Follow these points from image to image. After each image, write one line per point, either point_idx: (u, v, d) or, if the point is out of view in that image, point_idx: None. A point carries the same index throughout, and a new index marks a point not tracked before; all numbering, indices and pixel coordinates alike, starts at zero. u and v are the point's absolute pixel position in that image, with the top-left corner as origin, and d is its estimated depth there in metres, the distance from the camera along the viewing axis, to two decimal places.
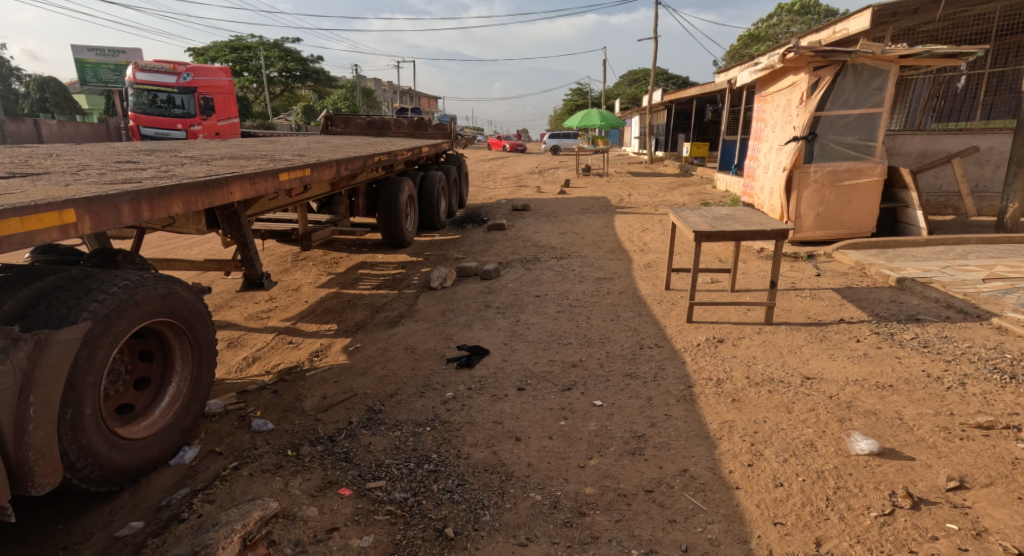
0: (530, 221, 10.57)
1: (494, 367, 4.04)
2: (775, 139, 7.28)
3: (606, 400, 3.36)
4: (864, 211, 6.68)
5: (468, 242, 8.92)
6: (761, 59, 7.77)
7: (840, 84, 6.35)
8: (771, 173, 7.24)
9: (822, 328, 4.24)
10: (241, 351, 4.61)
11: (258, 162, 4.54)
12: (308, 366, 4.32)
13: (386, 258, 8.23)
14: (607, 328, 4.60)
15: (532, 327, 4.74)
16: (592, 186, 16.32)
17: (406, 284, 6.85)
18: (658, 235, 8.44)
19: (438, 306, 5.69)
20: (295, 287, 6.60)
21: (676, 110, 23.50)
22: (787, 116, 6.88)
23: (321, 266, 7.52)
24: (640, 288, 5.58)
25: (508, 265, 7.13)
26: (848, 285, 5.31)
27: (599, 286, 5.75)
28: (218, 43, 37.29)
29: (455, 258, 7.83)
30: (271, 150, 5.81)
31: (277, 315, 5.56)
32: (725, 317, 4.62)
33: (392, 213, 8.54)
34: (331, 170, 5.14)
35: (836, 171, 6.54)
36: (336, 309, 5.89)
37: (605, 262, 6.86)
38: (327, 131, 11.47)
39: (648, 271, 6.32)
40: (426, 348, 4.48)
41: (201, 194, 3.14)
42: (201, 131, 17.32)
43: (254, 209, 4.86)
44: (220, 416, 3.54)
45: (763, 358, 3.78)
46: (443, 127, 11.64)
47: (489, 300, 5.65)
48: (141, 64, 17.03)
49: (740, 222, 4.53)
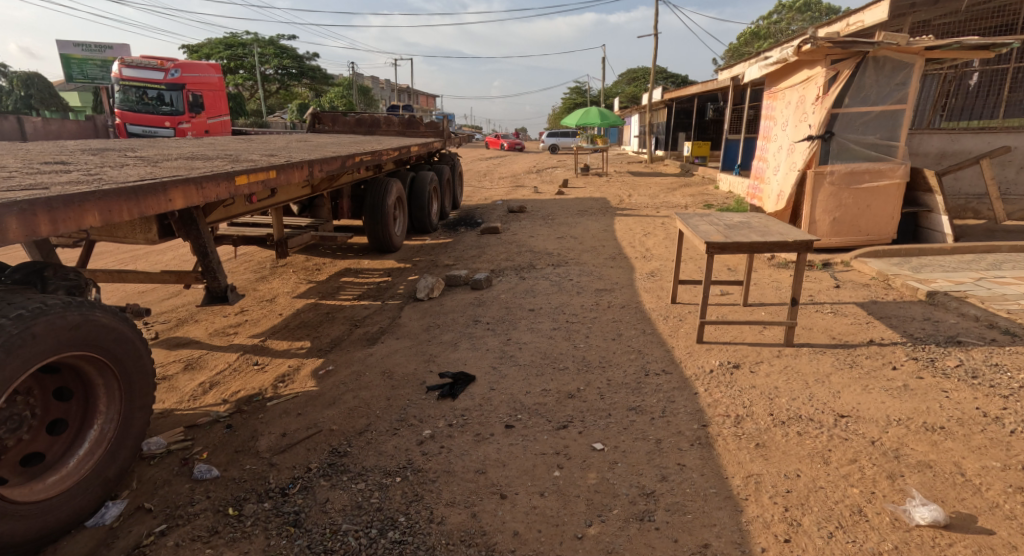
0: (526, 224, 10.09)
1: (481, 397, 3.55)
2: (786, 138, 6.81)
3: (607, 443, 2.89)
4: (884, 216, 6.21)
5: (459, 248, 8.43)
6: (774, 52, 7.27)
7: (861, 78, 5.87)
8: (782, 174, 6.78)
9: (851, 352, 3.76)
10: (199, 374, 4.12)
11: (217, 163, 4.04)
12: (271, 394, 3.84)
13: (372, 264, 7.73)
14: (608, 350, 4.12)
15: (524, 348, 4.26)
16: (591, 186, 15.84)
17: (391, 294, 6.36)
18: (662, 241, 7.95)
19: (424, 321, 5.21)
20: (270, 298, 6.11)
21: (677, 108, 23.00)
22: (801, 112, 6.42)
23: (302, 273, 7.03)
24: (644, 302, 5.10)
25: (500, 273, 6.65)
26: (873, 299, 4.84)
27: (598, 299, 5.26)
28: (212, 40, 36.73)
29: (445, 265, 7.35)
30: (241, 148, 5.33)
31: (245, 331, 5.06)
32: (741, 337, 4.14)
33: (379, 217, 8.05)
34: (303, 172, 4.63)
35: (854, 173, 6.07)
36: (312, 323, 5.40)
37: (605, 271, 6.37)
38: (314, 130, 10.99)
39: (652, 282, 5.84)
40: (405, 372, 4.00)
41: (129, 201, 2.66)
42: (190, 129, 16.82)
43: (216, 215, 4.36)
44: (160, 459, 3.06)
45: (787, 390, 3.30)
46: (435, 126, 11.17)
47: (478, 315, 5.16)
48: (128, 60, 16.53)
49: (757, 231, 4.05)
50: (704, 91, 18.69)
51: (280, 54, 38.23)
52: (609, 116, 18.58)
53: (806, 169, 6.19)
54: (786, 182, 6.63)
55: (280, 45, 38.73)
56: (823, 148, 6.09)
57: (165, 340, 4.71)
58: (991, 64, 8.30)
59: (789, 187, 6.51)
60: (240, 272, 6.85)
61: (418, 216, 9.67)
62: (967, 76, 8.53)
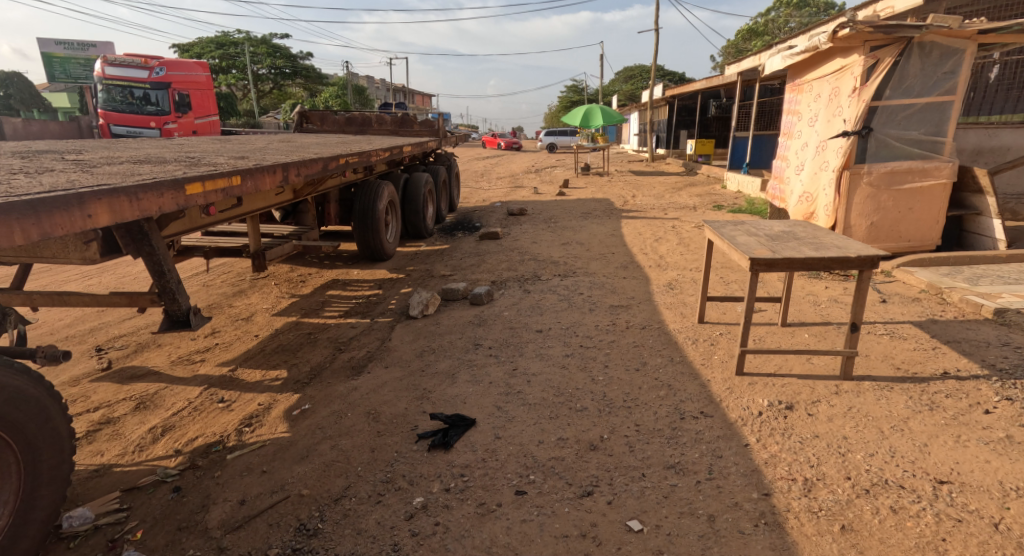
0: (527, 228, 9.49)
1: (483, 449, 2.93)
2: (814, 134, 6.23)
3: (647, 523, 2.33)
4: (928, 220, 5.64)
5: (456, 255, 7.82)
6: (801, 41, 6.68)
7: (904, 67, 5.29)
8: (809, 174, 6.21)
9: (925, 389, 3.16)
10: (151, 416, 3.44)
11: (171, 167, 3.41)
12: (233, 443, 3.16)
13: (361, 275, 7.11)
14: (632, 384, 3.51)
15: (533, 382, 3.65)
16: (592, 186, 15.26)
17: (382, 309, 5.75)
18: (677, 247, 7.32)
19: (417, 344, 4.59)
20: (247, 315, 5.47)
21: (678, 105, 22.39)
22: (834, 106, 5.85)
23: (284, 287, 6.41)
24: (666, 321, 4.49)
25: (502, 285, 6.06)
26: (930, 317, 4.24)
27: (614, 318, 4.66)
28: (202, 39, 35.96)
29: (442, 276, 6.74)
30: (211, 150, 4.73)
31: (214, 357, 4.41)
32: (788, 368, 3.52)
33: (370, 223, 7.42)
34: (278, 176, 3.98)
35: (895, 172, 5.49)
36: (292, 347, 4.77)
37: (618, 283, 5.76)
38: (302, 129, 10.34)
39: (672, 296, 5.23)
40: (394, 414, 3.38)
41: (25, 219, 2.11)
42: (176, 129, 16.15)
43: (174, 227, 3.73)
44: (82, 541, 2.44)
45: (860, 443, 2.70)
46: (430, 124, 10.56)
47: (479, 338, 4.54)
48: (110, 58, 15.85)
49: (806, 243, 3.45)
50: (706, 88, 18.10)
51: (272, 53, 37.52)
52: (610, 114, 17.96)
53: (841, 168, 5.61)
54: (815, 182, 6.06)
55: (272, 44, 37.98)
56: (861, 145, 5.51)
57: (119, 370, 4.05)
58: (1012, 55, 7.60)
59: (820, 188, 5.93)
60: (215, 286, 6.20)
61: (413, 220, 9.05)
62: (988, 68, 7.87)
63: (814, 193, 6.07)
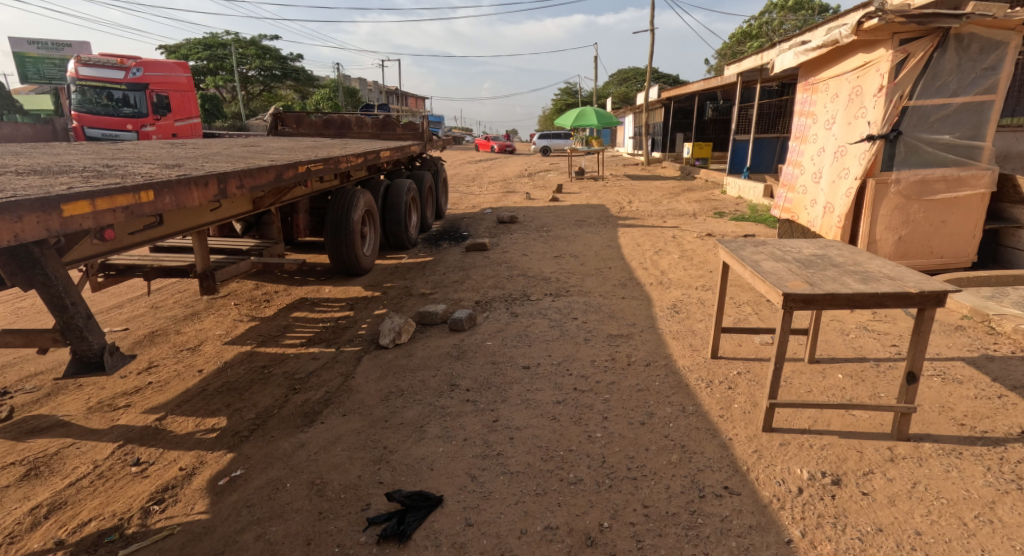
0: (517, 238, 8.86)
1: (450, 547, 2.34)
2: (832, 137, 5.64)
3: None
4: (963, 234, 5.04)
5: (438, 269, 7.18)
6: (819, 33, 6.06)
7: (938, 61, 4.69)
8: (827, 182, 5.61)
9: (1003, 457, 2.56)
10: (40, 488, 2.79)
11: (67, 179, 2.76)
12: (133, 529, 2.55)
13: (333, 293, 6.45)
14: (637, 445, 2.87)
15: (517, 440, 3.01)
16: (587, 191, 14.69)
17: (351, 335, 5.10)
18: (680, 262, 6.71)
19: (383, 384, 3.95)
20: (195, 344, 4.80)
21: (674, 108, 21.81)
22: (856, 107, 5.25)
23: (244, 310, 5.76)
24: (673, 357, 3.86)
25: (487, 306, 5.43)
26: (983, 352, 3.62)
27: (612, 351, 4.03)
28: (189, 40, 35.21)
29: (421, 295, 6.10)
30: (144, 157, 4.07)
31: (142, 401, 3.75)
32: (826, 424, 2.89)
33: (343, 234, 6.76)
34: (213, 188, 3.31)
35: (926, 181, 4.90)
36: (241, 385, 4.11)
37: (617, 305, 5.13)
38: (276, 132, 9.67)
39: (678, 322, 4.61)
40: (343, 486, 2.73)
41: None
42: (155, 132, 15.45)
43: (82, 251, 3.08)
44: None
45: (941, 544, 2.13)
46: (414, 127, 9.92)
47: (456, 377, 3.91)
48: (85, 59, 15.11)
49: (846, 272, 2.84)
50: (704, 89, 17.51)
51: (262, 55, 36.78)
52: (606, 116, 17.37)
53: (864, 176, 5.02)
54: (834, 191, 5.47)
55: (261, 45, 37.26)
56: (887, 150, 4.92)
57: (21, 422, 3.40)
58: None
59: (839, 197, 5.34)
60: (166, 308, 5.54)
61: (394, 230, 8.41)
62: None
63: (832, 204, 5.48)
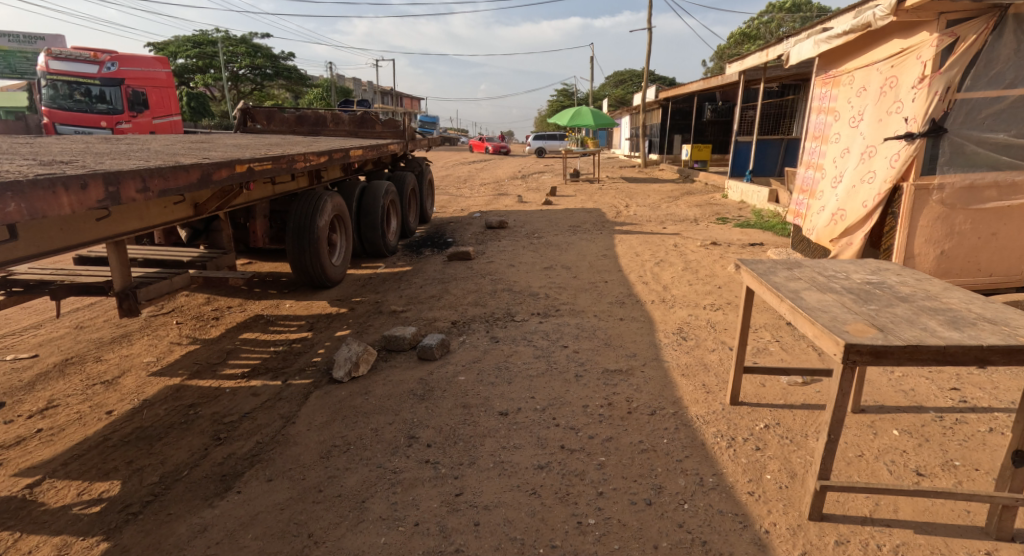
0: (505, 245, 8.12)
1: None
2: (857, 136, 4.95)
3: None
4: (1016, 250, 4.36)
5: (415, 282, 6.43)
6: (846, 19, 5.35)
7: (993, 47, 4.01)
8: (847, 187, 4.93)
9: None
10: None
11: None
12: None
13: (293, 309, 5.71)
14: (642, 541, 2.18)
15: (483, 528, 2.32)
16: (582, 195, 13.97)
17: (303, 363, 4.36)
18: (684, 275, 6.00)
19: (327, 434, 3.22)
20: (114, 375, 4.06)
21: (672, 109, 21.08)
22: (889, 101, 4.56)
23: (186, 331, 5.03)
24: (684, 404, 3.13)
25: (463, 328, 4.70)
26: None
27: (609, 395, 3.30)
28: (178, 37, 34.28)
29: (391, 312, 5.37)
30: (34, 153, 3.33)
31: (21, 460, 3.02)
32: (894, 511, 2.20)
33: (307, 243, 6.01)
34: (94, 192, 2.60)
35: (974, 187, 4.21)
36: (154, 431, 3.37)
37: (614, 331, 4.39)
38: (245, 129, 8.91)
39: (687, 355, 3.87)
40: None
41: None
42: (131, 129, 14.63)
43: None
44: None
45: None
46: (395, 125, 9.22)
47: (416, 426, 3.17)
48: (57, 52, 14.26)
49: (925, 309, 2.10)
50: (704, 89, 16.75)
51: (252, 52, 35.90)
52: (602, 116, 16.71)
53: (904, 182, 4.33)
54: (854, 197, 4.81)
55: (251, 43, 36.43)
56: (928, 151, 4.23)
57: None
58: None
59: (861, 204, 4.67)
60: (92, 329, 4.79)
61: (370, 237, 7.66)
62: None
63: (851, 212, 4.81)
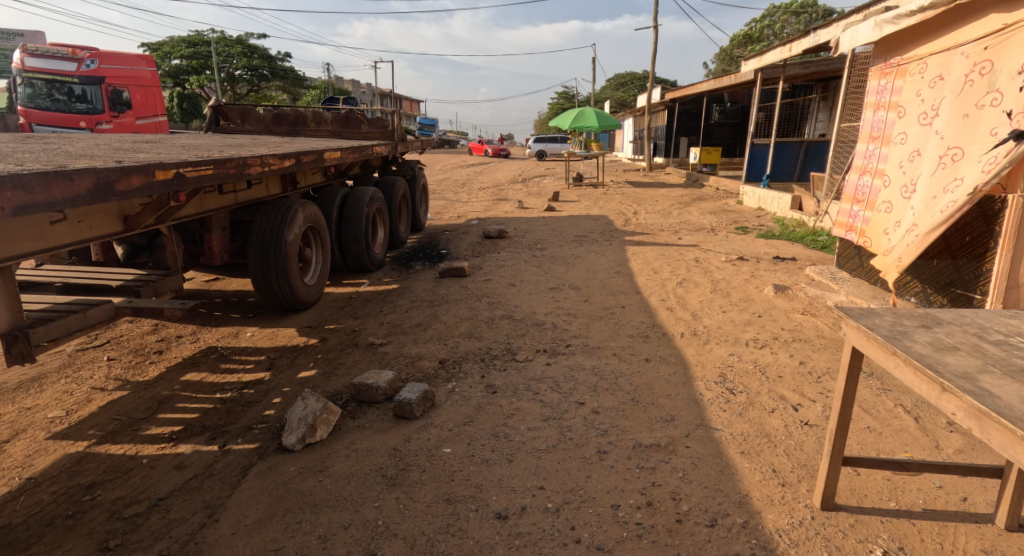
0: (505, 259, 7.21)
1: None
2: (933, 135, 4.03)
3: None
4: None
5: (400, 305, 5.53)
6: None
7: None
8: (924, 198, 3.97)
9: None
10: None
11: None
12: None
13: (255, 339, 4.82)
14: None
15: None
16: (587, 200, 13.11)
17: (252, 418, 3.46)
18: (715, 299, 5.10)
19: (263, 543, 2.35)
20: (2, 439, 3.17)
21: (679, 111, 20.20)
22: (979, 91, 3.67)
23: (118, 370, 4.13)
24: (753, 509, 2.24)
25: (452, 371, 3.80)
26: None
27: (645, 489, 2.40)
28: (173, 36, 33.37)
29: (369, 345, 4.47)
30: None
31: None
32: None
33: (274, 260, 5.09)
34: None
35: None
36: (23, 532, 2.50)
37: (641, 380, 3.47)
38: (216, 129, 8.02)
39: (742, 419, 2.96)
40: None
41: None
42: (112, 130, 13.69)
43: None
44: None
45: None
46: (383, 124, 8.32)
47: (381, 536, 2.30)
48: (34, 48, 13.32)
49: None
50: (714, 90, 15.85)
51: (248, 53, 35.04)
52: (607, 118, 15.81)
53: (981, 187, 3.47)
54: (931, 209, 3.86)
55: (246, 43, 35.54)
56: None
57: None
58: None
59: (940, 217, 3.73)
60: None
61: (352, 250, 6.76)
62: None
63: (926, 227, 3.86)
